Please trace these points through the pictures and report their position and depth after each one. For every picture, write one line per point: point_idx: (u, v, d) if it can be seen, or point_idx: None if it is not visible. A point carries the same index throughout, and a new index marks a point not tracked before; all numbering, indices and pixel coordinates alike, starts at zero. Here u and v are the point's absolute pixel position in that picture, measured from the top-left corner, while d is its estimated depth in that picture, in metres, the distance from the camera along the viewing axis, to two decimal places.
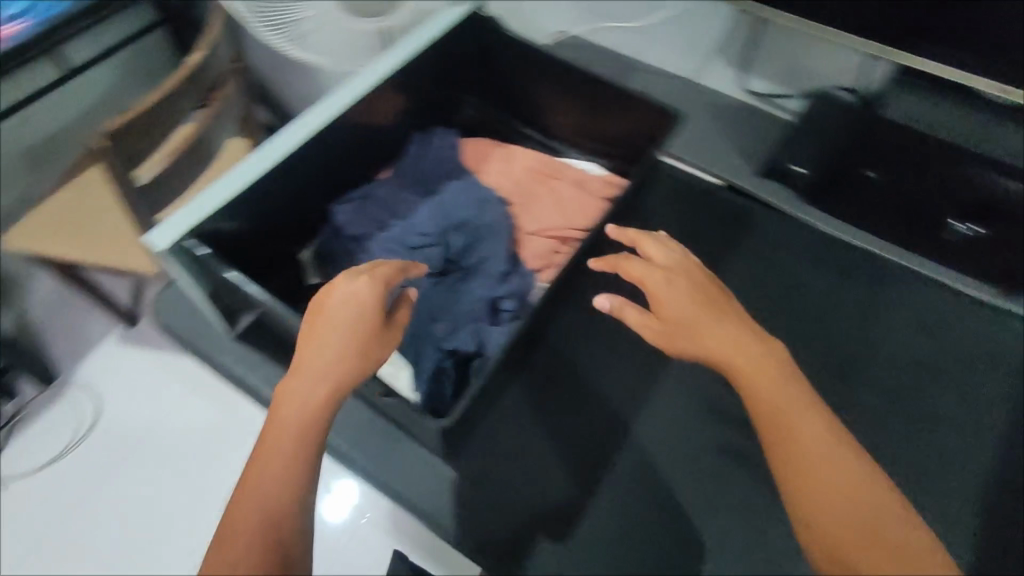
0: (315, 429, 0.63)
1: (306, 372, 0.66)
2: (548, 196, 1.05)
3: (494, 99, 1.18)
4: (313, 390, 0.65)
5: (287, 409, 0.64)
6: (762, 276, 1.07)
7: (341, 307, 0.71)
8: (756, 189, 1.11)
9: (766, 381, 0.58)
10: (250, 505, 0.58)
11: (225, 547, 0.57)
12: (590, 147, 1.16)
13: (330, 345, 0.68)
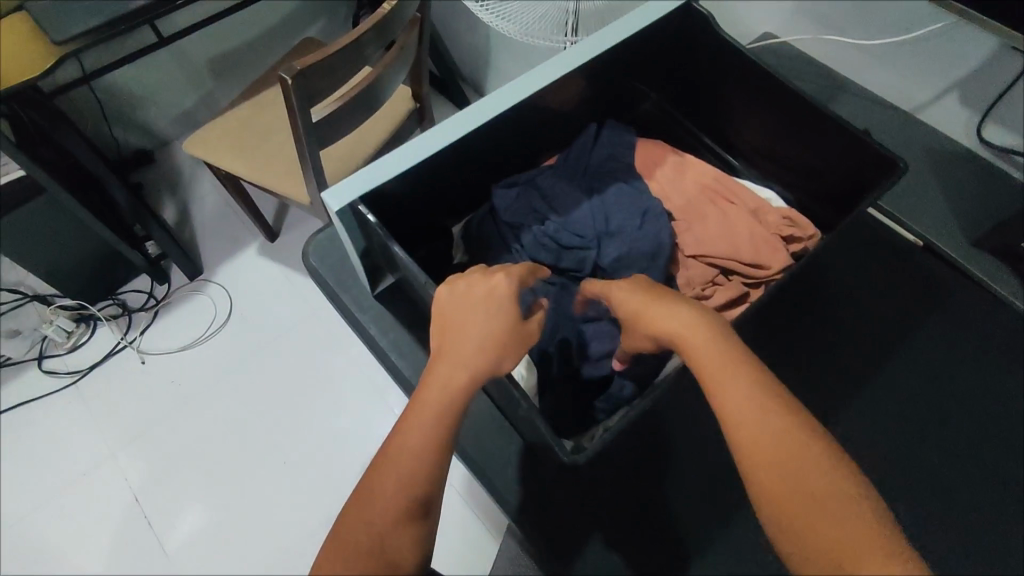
0: (446, 426, 0.60)
1: (444, 366, 0.64)
2: (718, 219, 0.96)
3: (678, 102, 1.10)
4: (450, 384, 0.62)
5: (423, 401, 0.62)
6: (936, 361, 0.98)
7: (483, 303, 0.69)
8: (963, 261, 0.99)
9: (719, 368, 0.55)
10: (382, 493, 0.56)
11: (366, 507, 0.55)
12: (776, 172, 1.05)
13: (470, 340, 0.66)
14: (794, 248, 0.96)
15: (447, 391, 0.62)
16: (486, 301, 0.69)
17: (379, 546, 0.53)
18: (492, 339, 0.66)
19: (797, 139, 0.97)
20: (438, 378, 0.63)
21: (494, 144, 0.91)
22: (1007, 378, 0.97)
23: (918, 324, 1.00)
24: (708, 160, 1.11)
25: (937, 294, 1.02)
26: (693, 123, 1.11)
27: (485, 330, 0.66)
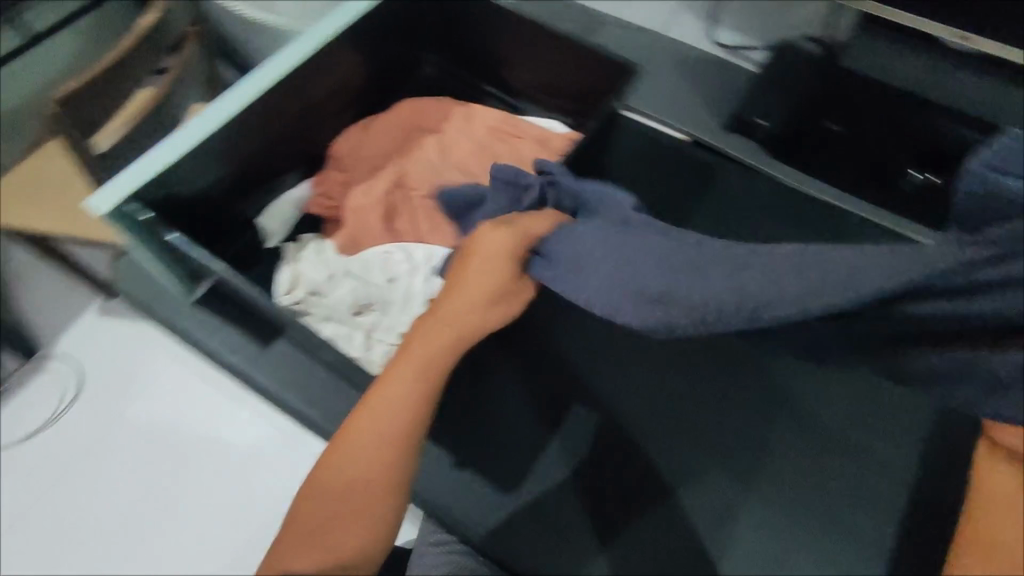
0: (419, 411, 0.58)
1: (421, 335, 0.59)
2: (508, 153, 1.04)
3: (453, 57, 1.16)
4: (424, 366, 0.58)
5: (392, 386, 0.58)
6: (729, 229, 1.05)
7: (471, 288, 0.59)
8: (722, 144, 1.08)
9: None
10: (355, 452, 0.55)
11: (340, 457, 0.56)
12: (550, 105, 1.14)
13: (454, 312, 0.59)
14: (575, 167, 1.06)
15: (417, 368, 0.58)
16: (477, 287, 0.59)
17: (337, 509, 0.54)
18: (473, 318, 0.59)
19: (557, 65, 1.06)
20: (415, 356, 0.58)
21: (274, 125, 0.93)
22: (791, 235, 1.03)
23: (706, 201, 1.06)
24: (491, 104, 1.17)
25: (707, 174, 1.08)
26: (470, 74, 1.17)
27: (466, 310, 0.59)
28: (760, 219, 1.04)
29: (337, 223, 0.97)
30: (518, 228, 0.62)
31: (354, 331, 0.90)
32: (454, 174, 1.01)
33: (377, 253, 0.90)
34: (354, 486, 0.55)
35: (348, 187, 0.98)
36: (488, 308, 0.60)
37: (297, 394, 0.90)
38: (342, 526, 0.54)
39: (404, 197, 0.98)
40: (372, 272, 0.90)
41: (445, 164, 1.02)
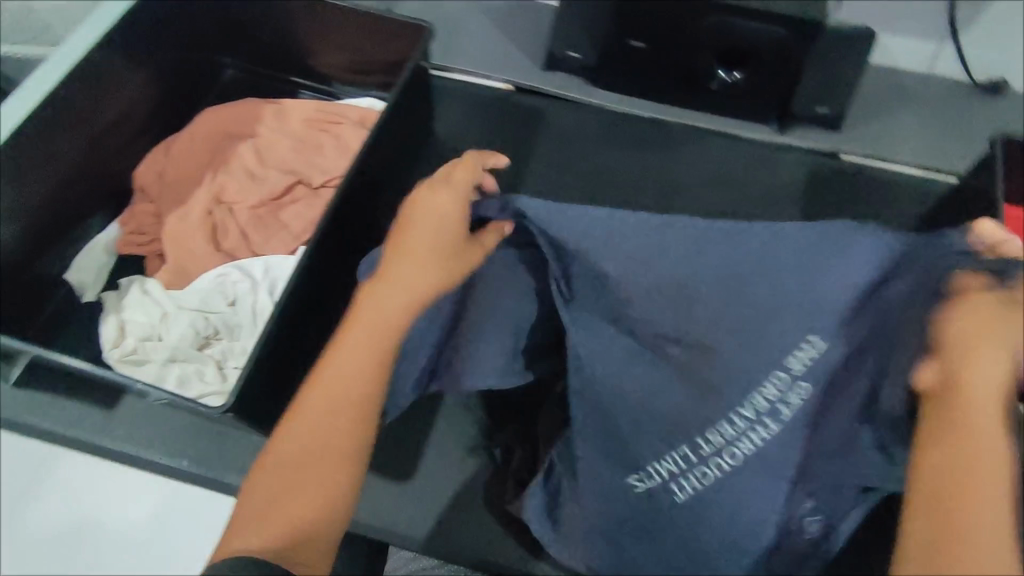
0: (371, 384, 0.62)
1: (369, 304, 0.64)
2: (330, 142, 0.99)
3: (252, 57, 1.09)
4: (368, 333, 0.63)
5: (337, 358, 0.62)
6: (570, 162, 1.04)
7: (415, 274, 0.65)
8: (540, 84, 1.08)
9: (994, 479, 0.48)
10: (324, 405, 0.60)
11: (317, 409, 0.60)
12: (361, 83, 1.09)
13: (392, 287, 0.65)
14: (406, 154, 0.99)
15: (371, 336, 0.63)
16: (423, 270, 0.65)
17: (302, 468, 0.57)
18: (421, 287, 0.65)
19: (357, 39, 1.02)
20: (359, 326, 0.63)
21: (45, 165, 0.81)
22: (626, 154, 1.05)
23: (543, 141, 1.06)
24: (305, 97, 1.10)
25: (538, 117, 1.08)
26: (275, 71, 1.10)
27: (411, 283, 0.65)
28: (598, 149, 1.05)
29: (157, 258, 0.89)
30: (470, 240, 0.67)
31: (202, 364, 0.81)
32: (276, 177, 0.95)
33: (211, 278, 0.86)
34: (308, 460, 0.58)
35: (162, 217, 0.90)
36: (442, 279, 0.66)
37: (152, 446, 0.80)
38: (304, 500, 0.56)
39: (228, 214, 0.91)
40: (210, 299, 0.85)
41: (264, 168, 0.95)
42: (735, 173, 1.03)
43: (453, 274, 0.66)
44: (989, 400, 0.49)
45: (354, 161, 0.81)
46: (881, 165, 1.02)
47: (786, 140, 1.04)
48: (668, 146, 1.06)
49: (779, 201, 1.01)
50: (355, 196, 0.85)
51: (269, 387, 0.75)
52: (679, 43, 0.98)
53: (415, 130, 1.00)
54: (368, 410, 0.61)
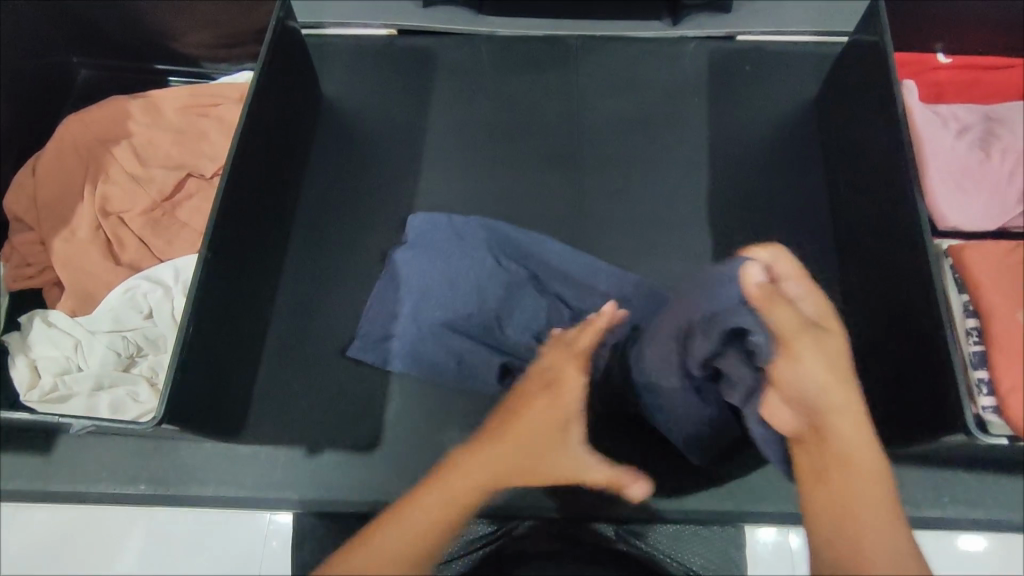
0: (445, 526, 0.54)
1: (473, 464, 0.57)
2: (213, 126, 0.92)
3: (104, 51, 0.99)
4: (459, 492, 0.55)
5: (423, 500, 0.55)
6: (469, 98, 1.00)
7: (543, 422, 0.60)
8: (423, 19, 1.02)
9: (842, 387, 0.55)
10: (461, 474, 0.57)
11: (463, 474, 0.57)
12: (232, 56, 1.01)
13: (514, 437, 0.59)
14: (298, 124, 0.94)
15: (465, 484, 0.56)
16: (544, 419, 0.60)
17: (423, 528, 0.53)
18: (530, 451, 0.59)
19: (212, 10, 0.93)
20: (446, 483, 0.56)
21: None
22: (525, 78, 1.02)
23: (438, 81, 1.01)
24: (177, 84, 1.02)
25: (428, 58, 1.03)
26: (136, 61, 1.01)
27: (515, 446, 0.59)
28: (496, 78, 1.01)
29: (56, 287, 0.83)
30: (571, 357, 0.66)
31: (133, 385, 0.76)
32: (163, 174, 0.88)
33: (117, 295, 0.80)
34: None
35: (46, 243, 0.83)
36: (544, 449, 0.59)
37: (101, 479, 0.77)
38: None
39: (120, 224, 0.85)
40: (123, 317, 0.79)
41: (147, 168, 0.88)
42: (638, 74, 1.02)
43: (557, 454, 0.60)
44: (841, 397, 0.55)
45: (236, 139, 0.77)
46: (776, 39, 1.02)
47: (679, 32, 1.03)
48: (567, 61, 1.03)
49: (685, 94, 1.00)
50: (246, 174, 0.80)
51: (204, 389, 0.73)
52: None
53: (301, 95, 0.94)
54: (436, 533, 0.53)
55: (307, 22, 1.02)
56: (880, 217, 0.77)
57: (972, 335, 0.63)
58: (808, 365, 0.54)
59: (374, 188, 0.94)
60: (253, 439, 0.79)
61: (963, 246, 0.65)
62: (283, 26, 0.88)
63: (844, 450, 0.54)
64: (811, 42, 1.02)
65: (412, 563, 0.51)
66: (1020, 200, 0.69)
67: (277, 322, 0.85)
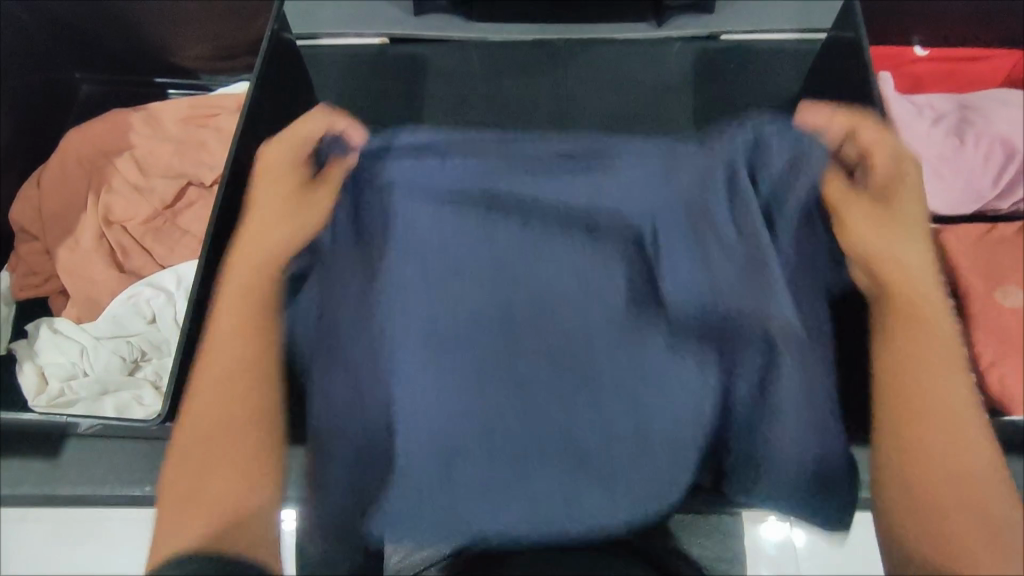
0: (240, 373, 0.67)
1: (214, 343, 0.69)
2: (213, 136, 0.95)
3: (105, 68, 1.02)
4: (241, 316, 0.70)
5: (198, 381, 0.67)
6: (461, 101, 1.03)
7: (268, 223, 0.74)
8: (413, 29, 1.05)
9: (936, 394, 0.61)
10: (199, 385, 0.67)
11: (199, 400, 0.66)
12: (231, 67, 1.04)
13: (254, 243, 0.73)
14: (295, 130, 0.96)
15: (208, 412, 0.65)
16: (267, 205, 0.76)
17: (223, 472, 0.62)
18: (247, 302, 0.70)
19: (209, 25, 0.96)
20: (202, 376, 0.68)
21: None
22: (515, 80, 1.04)
23: (431, 86, 1.04)
24: (176, 96, 1.05)
25: (420, 63, 1.06)
26: (137, 77, 1.04)
27: (230, 298, 0.71)
28: (487, 82, 1.04)
29: (62, 295, 0.85)
30: (269, 177, 0.79)
31: (137, 388, 0.78)
32: (163, 184, 0.90)
33: (122, 302, 0.82)
34: (235, 452, 0.63)
35: (52, 252, 0.85)
36: (250, 301, 0.70)
37: (108, 481, 0.78)
38: (213, 471, 0.62)
39: (123, 233, 0.87)
40: (127, 322, 0.82)
41: (149, 179, 0.91)
42: (624, 75, 1.04)
43: (273, 230, 0.73)
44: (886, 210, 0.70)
45: (234, 146, 0.79)
46: (757, 36, 1.05)
47: (662, 33, 1.06)
48: (555, 63, 1.05)
49: (669, 93, 1.03)
50: (244, 180, 0.82)
51: None
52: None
53: (297, 103, 0.97)
54: (224, 491, 0.61)
55: (302, 34, 1.05)
56: None
57: (953, 314, 0.65)
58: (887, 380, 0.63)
59: None
60: None
61: (943, 229, 0.68)
62: (278, 35, 0.90)
63: (925, 414, 0.60)
64: (792, 39, 1.05)
65: (222, 519, 0.59)
66: (995, 183, 0.71)
67: None
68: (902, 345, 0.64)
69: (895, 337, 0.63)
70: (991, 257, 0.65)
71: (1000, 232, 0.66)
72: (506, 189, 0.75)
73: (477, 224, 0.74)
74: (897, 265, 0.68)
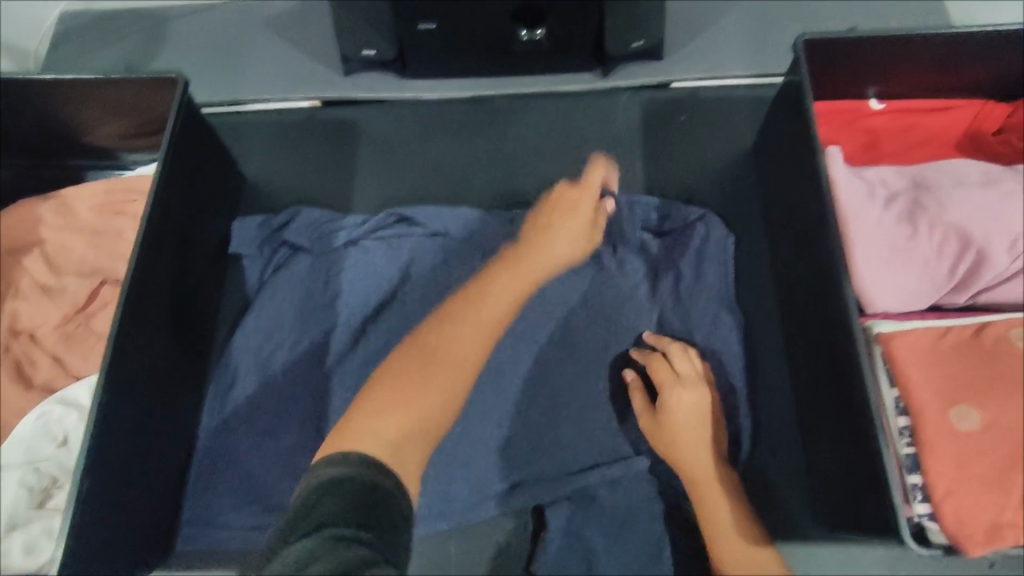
0: (484, 342, 0.75)
1: (529, 250, 0.83)
2: (127, 226, 0.88)
3: (13, 151, 0.95)
4: (516, 275, 0.81)
5: (496, 293, 0.79)
6: (397, 168, 0.97)
7: (563, 237, 0.84)
8: (344, 92, 0.99)
9: (708, 488, 0.74)
10: (477, 293, 0.79)
11: (476, 301, 0.78)
12: (149, 145, 0.97)
13: (541, 253, 0.83)
14: (219, 219, 0.90)
15: (462, 335, 0.73)
16: (550, 222, 0.85)
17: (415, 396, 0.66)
18: (547, 263, 0.83)
19: (117, 107, 0.89)
20: (495, 293, 0.79)
21: None
22: (456, 141, 0.98)
23: (365, 151, 0.98)
24: (92, 176, 0.98)
25: (354, 127, 0.99)
26: (49, 158, 0.97)
27: (562, 239, 0.84)
28: (427, 145, 0.98)
29: None
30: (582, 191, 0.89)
31: (49, 520, 0.73)
32: (75, 284, 0.84)
33: (30, 422, 0.76)
34: (433, 404, 0.66)
35: None
36: (540, 269, 0.83)
37: None
38: (415, 391, 0.66)
39: (32, 343, 0.82)
40: (37, 445, 0.76)
41: (59, 278, 0.85)
42: (571, 132, 0.98)
43: (576, 241, 0.84)
44: (697, 427, 0.76)
45: (139, 259, 0.72)
46: (712, 84, 0.99)
47: (611, 84, 0.99)
48: (497, 121, 0.99)
49: (618, 149, 0.97)
50: (155, 290, 0.75)
51: (118, 526, 0.69)
52: (470, 12, 0.91)
53: (223, 187, 0.91)
54: (431, 408, 0.66)
55: (226, 102, 0.98)
56: (813, 291, 0.74)
57: (905, 434, 0.61)
58: (668, 450, 0.76)
59: (270, 295, 0.86)
60: (181, 565, 0.78)
61: (894, 337, 0.62)
62: (195, 122, 0.83)
63: (701, 498, 0.74)
64: (746, 86, 0.99)
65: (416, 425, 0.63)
66: (952, 274, 0.66)
67: (205, 433, 0.82)
68: (679, 437, 0.76)
69: (676, 436, 0.76)
70: (951, 367, 0.60)
71: (959, 334, 0.61)
72: (418, 261, 0.88)
73: (392, 272, 0.87)
74: (691, 447, 0.75)
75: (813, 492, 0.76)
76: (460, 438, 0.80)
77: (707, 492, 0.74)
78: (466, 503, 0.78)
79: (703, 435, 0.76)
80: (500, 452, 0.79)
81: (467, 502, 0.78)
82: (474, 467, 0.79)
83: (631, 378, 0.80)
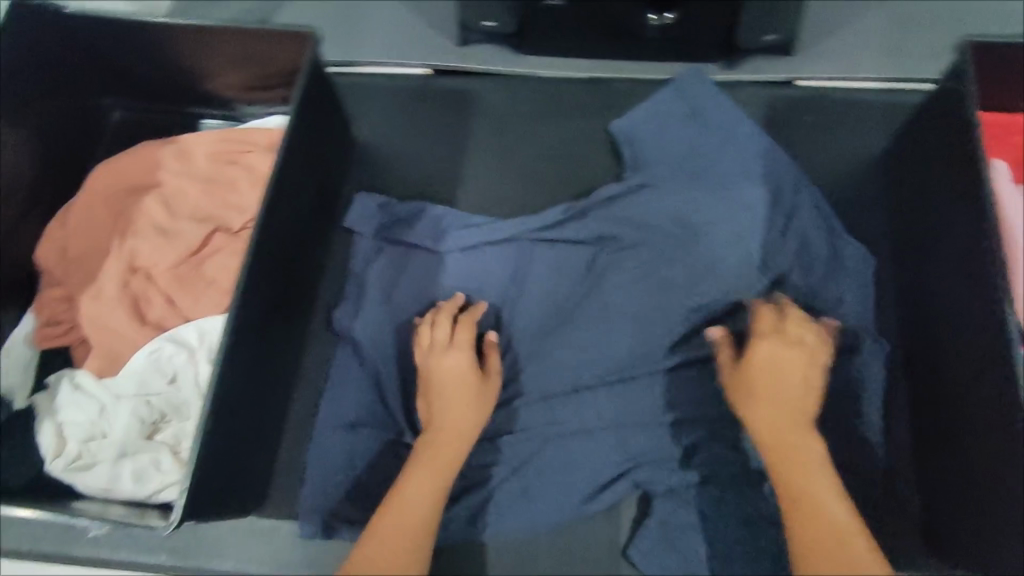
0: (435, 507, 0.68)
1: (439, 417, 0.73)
2: (243, 175, 0.90)
3: (138, 94, 0.98)
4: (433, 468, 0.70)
5: (419, 472, 0.69)
6: (505, 143, 0.95)
7: (451, 399, 0.73)
8: (459, 62, 0.98)
9: (787, 450, 0.67)
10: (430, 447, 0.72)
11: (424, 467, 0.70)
12: (267, 99, 0.98)
13: (443, 413, 0.73)
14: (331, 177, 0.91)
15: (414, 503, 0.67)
16: (451, 393, 0.74)
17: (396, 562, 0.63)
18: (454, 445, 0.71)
19: (244, 58, 0.90)
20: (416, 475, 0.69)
21: None
22: (566, 121, 0.96)
23: (475, 123, 0.96)
24: (208, 125, 0.99)
25: (466, 97, 0.98)
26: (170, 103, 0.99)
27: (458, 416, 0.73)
28: (537, 123, 0.96)
29: (84, 344, 0.83)
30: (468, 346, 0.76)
31: (156, 453, 0.76)
32: (192, 229, 0.86)
33: (143, 357, 0.79)
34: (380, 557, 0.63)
35: (75, 300, 0.83)
36: (456, 446, 0.72)
37: (123, 546, 0.79)
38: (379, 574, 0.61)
39: (148, 282, 0.84)
40: (149, 380, 0.79)
41: (176, 220, 0.87)
42: None
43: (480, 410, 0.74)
44: (779, 385, 0.69)
45: (264, 209, 0.73)
46: (843, 86, 0.94)
47: (733, 78, 0.95)
48: (610, 105, 0.97)
49: None
50: (275, 242, 0.76)
51: (227, 467, 0.71)
52: None
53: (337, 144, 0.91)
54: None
55: (341, 62, 0.98)
56: (972, 331, 0.69)
57: None
58: (743, 401, 0.70)
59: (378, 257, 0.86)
60: (273, 512, 0.79)
61: None
62: (318, 76, 0.83)
63: (778, 457, 0.67)
64: (879, 90, 0.93)
65: None
66: None
67: (305, 388, 0.84)
68: (760, 394, 0.69)
69: (764, 393, 0.69)
70: None
71: None
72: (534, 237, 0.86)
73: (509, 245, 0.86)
74: (772, 406, 0.69)
75: (948, 539, 0.72)
76: (555, 422, 0.79)
77: (790, 453, 0.66)
78: (556, 488, 0.78)
79: (785, 394, 0.69)
80: (595, 441, 0.78)
81: (556, 487, 0.78)
82: (567, 452, 0.78)
83: (716, 335, 0.76)
